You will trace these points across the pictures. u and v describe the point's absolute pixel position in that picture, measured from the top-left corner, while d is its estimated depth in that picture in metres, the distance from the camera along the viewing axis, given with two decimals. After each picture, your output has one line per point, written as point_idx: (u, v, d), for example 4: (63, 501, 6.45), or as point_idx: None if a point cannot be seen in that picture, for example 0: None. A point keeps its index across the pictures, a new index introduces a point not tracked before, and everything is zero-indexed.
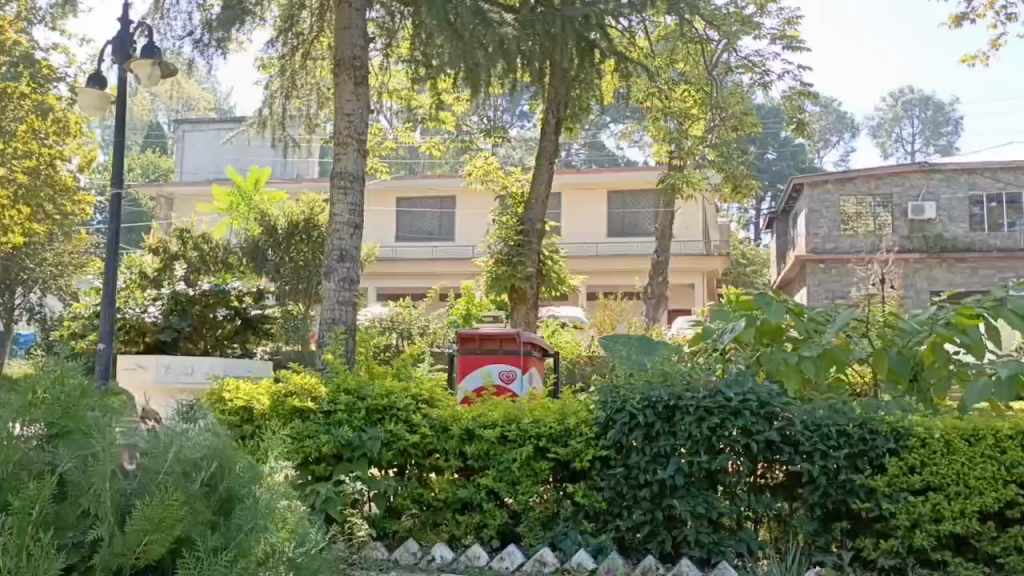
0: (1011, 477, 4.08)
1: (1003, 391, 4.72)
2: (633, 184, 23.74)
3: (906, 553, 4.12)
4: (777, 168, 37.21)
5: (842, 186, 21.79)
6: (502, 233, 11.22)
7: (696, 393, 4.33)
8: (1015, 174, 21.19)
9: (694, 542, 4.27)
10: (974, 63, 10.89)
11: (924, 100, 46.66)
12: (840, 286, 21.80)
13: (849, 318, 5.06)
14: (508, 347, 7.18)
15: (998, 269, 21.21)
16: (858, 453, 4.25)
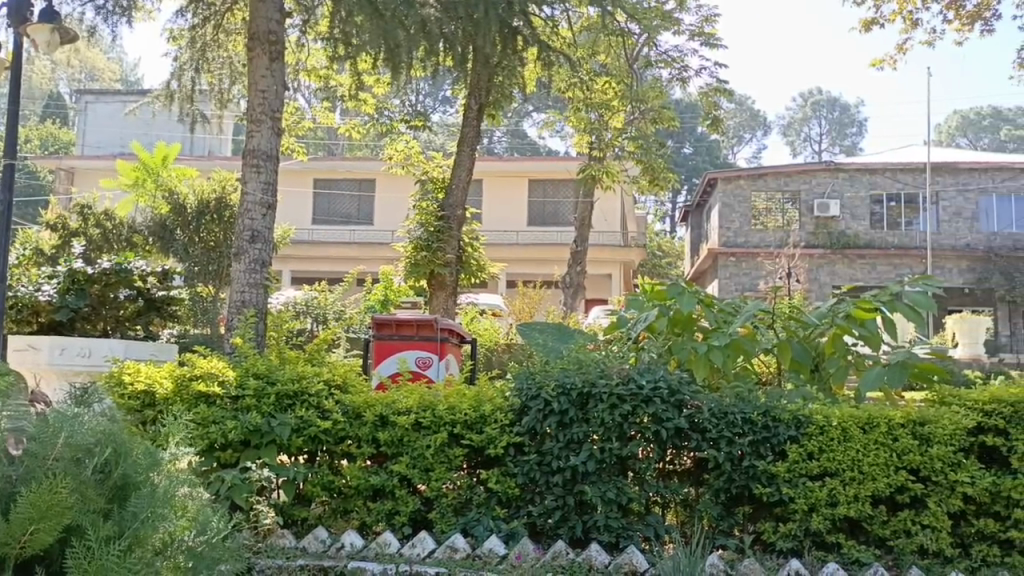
0: (902, 464, 4.27)
1: (896, 379, 4.97)
2: (553, 173, 23.92)
3: (802, 536, 4.30)
4: (693, 163, 38.12)
5: (754, 181, 22.48)
6: (422, 218, 11.08)
7: (609, 381, 4.40)
8: (914, 175, 22.25)
9: (604, 527, 4.36)
10: (882, 66, 11.35)
11: (831, 100, 48.43)
12: (749, 279, 22.47)
13: (755, 310, 5.27)
14: (425, 333, 7.12)
15: (895, 265, 22.22)
16: (760, 440, 4.40)
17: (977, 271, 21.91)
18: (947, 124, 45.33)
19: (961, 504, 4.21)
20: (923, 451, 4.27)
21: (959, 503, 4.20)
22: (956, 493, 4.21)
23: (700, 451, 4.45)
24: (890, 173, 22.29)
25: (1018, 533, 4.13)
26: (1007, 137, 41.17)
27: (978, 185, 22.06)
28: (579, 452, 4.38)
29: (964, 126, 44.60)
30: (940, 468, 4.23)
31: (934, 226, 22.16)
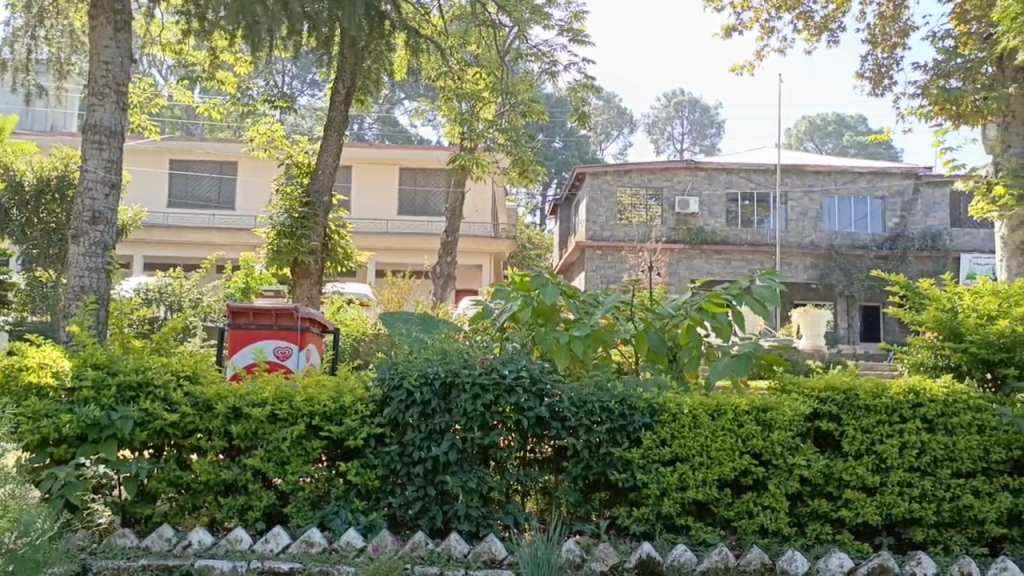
0: (746, 449, 4.50)
1: (742, 369, 5.22)
2: (423, 162, 23.79)
3: (654, 520, 4.47)
4: (563, 157, 38.81)
5: (619, 177, 23.24)
6: (285, 203, 10.75)
7: (472, 371, 4.41)
8: (766, 176, 23.55)
9: (464, 517, 4.39)
10: (742, 72, 11.93)
11: (693, 102, 50.55)
12: (614, 272, 23.15)
13: (615, 302, 5.42)
14: (284, 322, 6.90)
15: (748, 261, 23.47)
16: (617, 428, 4.54)
17: (819, 268, 23.27)
18: (797, 128, 48.09)
19: (798, 486, 4.48)
20: (766, 436, 4.52)
21: (796, 485, 4.47)
22: (794, 476, 4.48)
23: (560, 439, 4.54)
24: (744, 173, 23.52)
25: (848, 512, 4.43)
26: (848, 142, 44.11)
27: (822, 187, 23.53)
28: (441, 442, 4.37)
29: (812, 131, 47.51)
30: (780, 452, 4.49)
31: (783, 224, 23.48)
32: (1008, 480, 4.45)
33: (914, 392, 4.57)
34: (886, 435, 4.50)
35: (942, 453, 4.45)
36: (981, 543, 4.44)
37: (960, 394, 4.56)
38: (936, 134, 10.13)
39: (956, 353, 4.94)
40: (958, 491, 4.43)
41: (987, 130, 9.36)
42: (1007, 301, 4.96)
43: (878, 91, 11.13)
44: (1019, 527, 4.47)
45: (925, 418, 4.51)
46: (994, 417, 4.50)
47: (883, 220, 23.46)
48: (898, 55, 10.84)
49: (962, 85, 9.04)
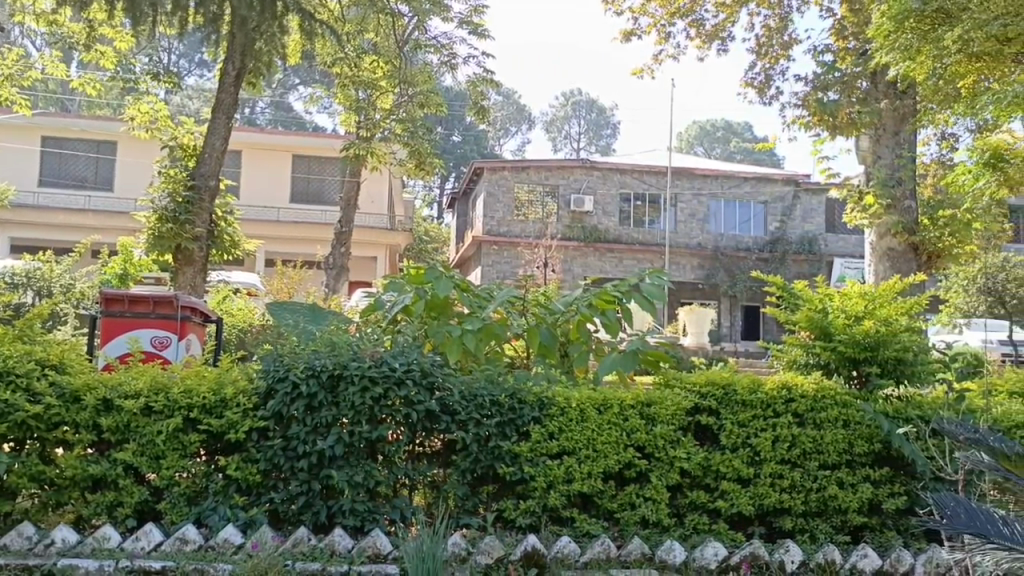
0: (630, 442, 4.62)
1: (628, 365, 5.34)
2: (317, 150, 23.31)
3: (541, 512, 4.53)
4: (461, 151, 38.73)
5: (516, 173, 23.44)
6: (167, 186, 10.21)
7: (361, 363, 4.35)
8: (658, 178, 24.23)
9: (349, 511, 4.31)
10: (642, 75, 12.21)
11: (590, 102, 51.36)
12: (509, 267, 23.39)
13: (507, 297, 5.45)
14: (162, 311, 6.61)
15: (639, 260, 24.08)
16: (507, 421, 4.58)
17: (705, 268, 24.11)
18: (687, 132, 49.63)
19: (678, 479, 4.63)
20: (649, 430, 4.65)
21: (677, 477, 4.62)
22: (674, 468, 4.63)
23: (449, 433, 4.52)
24: (637, 174, 24.14)
25: (724, 502, 4.62)
26: (735, 147, 45.88)
27: (709, 190, 24.41)
28: (327, 436, 4.28)
29: (701, 135, 49.20)
30: (662, 445, 4.63)
31: (672, 225, 24.20)
32: (869, 472, 4.72)
33: (787, 388, 4.80)
34: (761, 429, 4.71)
35: (810, 446, 4.69)
36: (843, 532, 4.71)
37: (829, 390, 4.81)
38: (815, 142, 10.70)
39: (826, 351, 5.22)
40: (825, 482, 4.68)
41: (859, 142, 9.92)
42: (873, 303, 5.26)
43: (763, 99, 11.63)
44: (878, 516, 4.75)
45: (797, 413, 4.74)
46: (859, 412, 4.77)
47: (765, 224, 24.49)
48: (781, 66, 11.37)
49: (839, 98, 9.63)
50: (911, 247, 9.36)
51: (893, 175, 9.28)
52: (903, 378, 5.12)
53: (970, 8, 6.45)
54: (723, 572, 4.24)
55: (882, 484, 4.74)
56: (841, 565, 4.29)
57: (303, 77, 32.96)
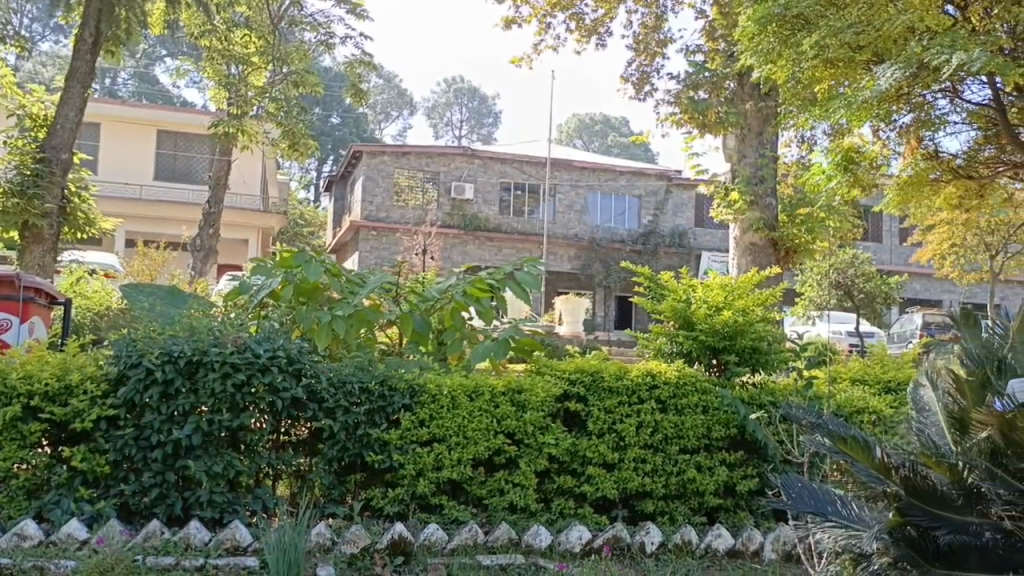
0: (500, 429, 4.65)
1: (501, 352, 5.33)
2: (184, 125, 22.25)
3: (408, 500, 4.50)
4: (339, 134, 37.90)
5: (396, 158, 23.23)
6: (13, 156, 9.47)
7: (223, 349, 4.19)
8: (537, 169, 24.49)
9: (207, 503, 4.15)
10: (520, 65, 12.29)
11: (472, 90, 51.28)
12: (388, 253, 23.15)
13: (379, 283, 5.35)
14: (2, 291, 6.12)
15: (517, 249, 24.25)
16: (376, 409, 4.51)
17: (582, 258, 24.59)
18: (567, 125, 50.43)
19: (546, 464, 4.70)
20: (519, 417, 4.69)
21: (545, 463, 4.69)
22: (542, 454, 4.70)
23: (315, 421, 4.43)
24: (517, 164, 24.33)
25: (589, 487, 4.72)
26: (612, 142, 47.01)
27: (587, 182, 24.87)
28: (184, 425, 4.09)
29: (580, 129, 50.12)
30: (531, 432, 4.69)
31: (550, 215, 24.53)
32: (725, 456, 4.95)
33: (651, 375, 4.96)
34: (626, 414, 4.85)
35: (672, 432, 4.87)
36: (701, 513, 4.91)
37: (690, 377, 5.00)
38: (685, 139, 11.08)
39: (688, 339, 5.43)
40: (684, 465, 4.87)
41: (726, 141, 10.35)
42: (732, 294, 5.54)
43: (639, 96, 11.95)
44: (732, 497, 4.98)
45: (660, 400, 4.91)
46: (717, 399, 4.99)
47: (638, 217, 25.19)
48: (657, 63, 11.69)
49: (708, 97, 10.16)
50: (770, 243, 9.80)
51: (756, 173, 9.74)
52: (758, 367, 5.39)
53: (826, 16, 6.86)
54: (586, 555, 4.33)
55: (737, 467, 4.97)
56: (697, 545, 4.47)
57: (171, 49, 31.29)
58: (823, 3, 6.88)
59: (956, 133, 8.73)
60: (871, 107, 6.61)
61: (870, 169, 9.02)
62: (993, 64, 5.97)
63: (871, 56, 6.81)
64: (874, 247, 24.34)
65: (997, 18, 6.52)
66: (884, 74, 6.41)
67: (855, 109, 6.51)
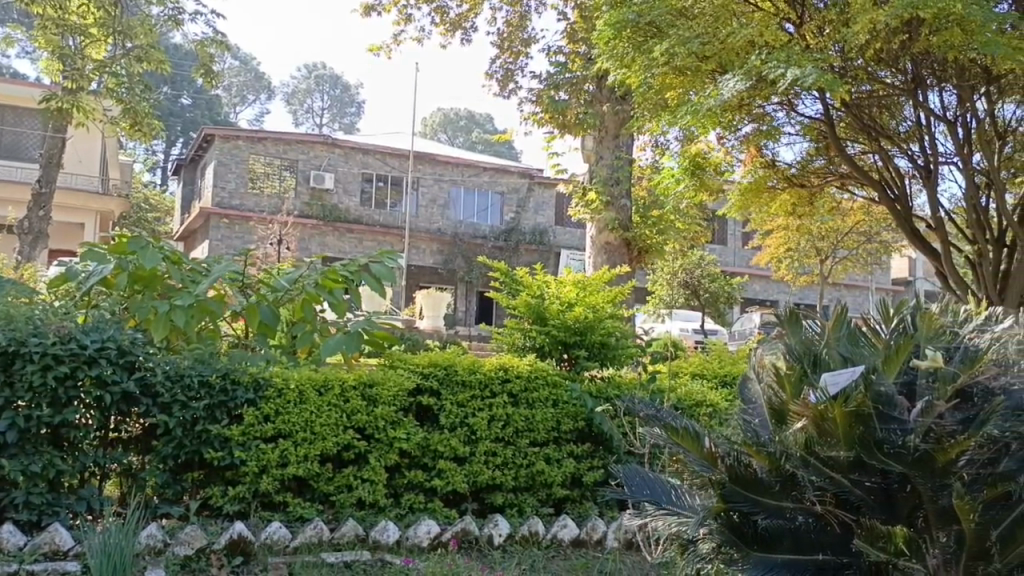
0: (350, 424, 4.55)
1: (352, 345, 5.10)
2: (13, 98, 20.47)
3: (250, 498, 4.34)
4: (191, 115, 36.14)
5: (251, 144, 22.46)
6: None
7: (44, 339, 3.90)
8: (400, 161, 24.26)
9: (23, 505, 3.89)
10: (378, 53, 12.10)
11: (334, 78, 50.13)
12: (240, 242, 22.30)
13: (225, 272, 5.07)
14: None
15: (378, 241, 23.93)
16: (217, 403, 4.31)
17: (444, 253, 24.51)
18: (431, 118, 50.23)
19: (397, 459, 4.64)
20: (370, 411, 4.60)
21: (395, 457, 4.63)
22: (393, 448, 4.63)
23: (149, 416, 4.21)
24: (380, 156, 24.04)
25: (440, 481, 4.70)
26: (476, 137, 47.22)
27: (450, 177, 24.80)
28: None
29: (445, 123, 50.02)
30: (382, 426, 4.61)
31: (413, 209, 24.35)
32: (573, 448, 5.06)
33: (503, 369, 5.01)
34: (478, 408, 4.87)
35: (522, 425, 4.93)
36: (548, 504, 5.00)
37: (541, 371, 5.09)
38: (546, 139, 11.29)
39: (541, 334, 5.54)
40: (533, 458, 4.94)
41: (586, 142, 10.62)
42: (584, 291, 5.65)
43: (504, 93, 12.07)
44: (579, 488, 5.09)
45: (512, 393, 4.96)
46: (566, 393, 5.09)
47: (501, 213, 25.27)
48: (521, 62, 11.84)
49: (568, 98, 10.47)
50: (624, 242, 10.04)
51: (613, 175, 10.03)
52: (606, 362, 5.56)
53: (675, 25, 7.14)
54: (433, 549, 4.32)
55: (584, 459, 5.08)
56: (543, 536, 4.55)
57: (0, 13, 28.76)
58: (672, 13, 7.18)
59: (791, 145, 9.44)
60: (715, 114, 6.94)
61: (714, 174, 9.54)
62: (822, 80, 6.35)
63: (715, 66, 7.16)
64: (719, 250, 25.70)
65: (828, 38, 7.02)
66: (728, 84, 6.74)
67: (699, 117, 6.85)
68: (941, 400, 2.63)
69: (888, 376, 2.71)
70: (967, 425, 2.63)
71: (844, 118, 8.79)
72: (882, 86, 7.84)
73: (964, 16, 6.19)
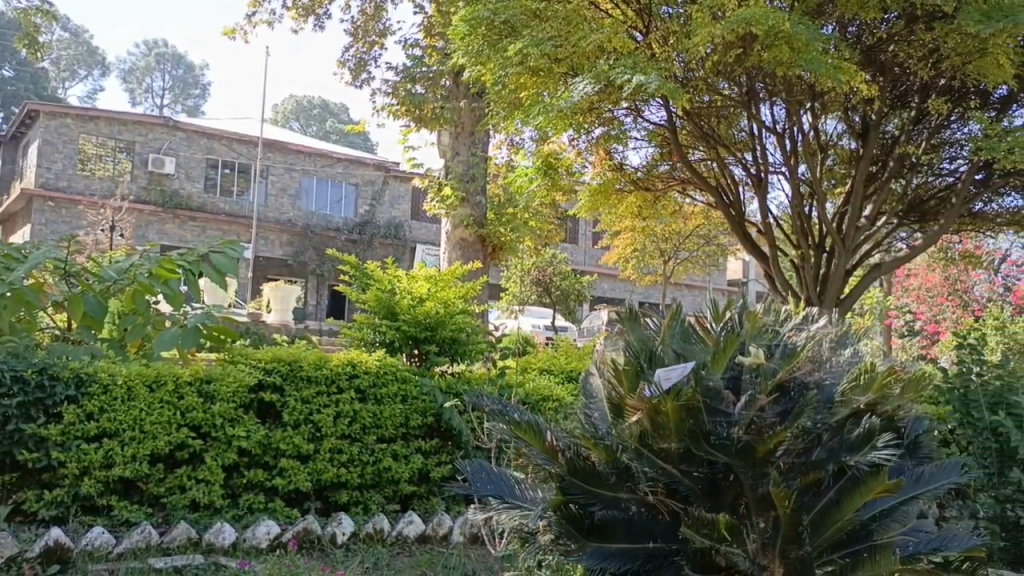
0: (185, 421, 4.33)
1: (188, 340, 4.62)
2: None
3: (69, 503, 4.07)
4: (12, 89, 33.19)
5: (83, 123, 20.96)
6: None
7: None
8: (248, 147, 23.35)
9: None
10: (234, 36, 11.59)
11: (177, 57, 47.45)
12: (68, 227, 20.78)
13: (45, 258, 4.58)
14: None
15: (223, 230, 22.90)
16: (33, 402, 4.03)
17: (294, 245, 23.71)
18: (282, 106, 48.62)
19: (236, 458, 4.44)
20: (207, 408, 4.40)
21: (234, 456, 4.43)
22: (232, 448, 4.43)
23: None
24: (226, 141, 23.00)
25: (281, 480, 4.53)
26: (330, 128, 46.09)
27: (302, 167, 24.10)
28: None
29: (297, 111, 48.55)
30: (220, 424, 4.41)
31: (262, 198, 23.46)
32: (420, 444, 5.01)
33: (351, 364, 4.91)
34: (324, 404, 4.74)
35: (369, 421, 4.83)
36: (394, 501, 4.92)
37: (390, 367, 5.03)
38: (402, 132, 11.18)
39: (390, 329, 5.47)
40: (380, 454, 4.85)
41: (441, 137, 10.60)
42: (435, 285, 5.61)
43: (357, 83, 11.82)
44: (426, 484, 5.04)
45: (359, 389, 4.87)
46: (415, 388, 5.06)
47: (355, 206, 24.62)
48: (375, 53, 11.64)
49: (425, 92, 10.43)
50: (479, 239, 10.11)
51: (468, 171, 10.05)
52: (456, 356, 5.57)
53: (529, 26, 7.26)
54: (273, 550, 4.17)
55: (431, 455, 5.05)
56: (388, 533, 4.49)
57: None
58: (526, 14, 7.29)
59: (637, 150, 9.85)
60: (566, 115, 7.09)
61: (566, 174, 9.82)
62: (664, 87, 6.66)
63: (566, 68, 7.32)
64: (570, 249, 26.41)
65: (672, 48, 7.31)
66: (577, 87, 6.93)
67: (551, 117, 6.99)
68: (762, 394, 2.79)
69: (715, 371, 2.85)
70: (784, 418, 2.82)
71: (685, 126, 9.26)
72: (720, 97, 8.30)
73: (791, 33, 6.62)
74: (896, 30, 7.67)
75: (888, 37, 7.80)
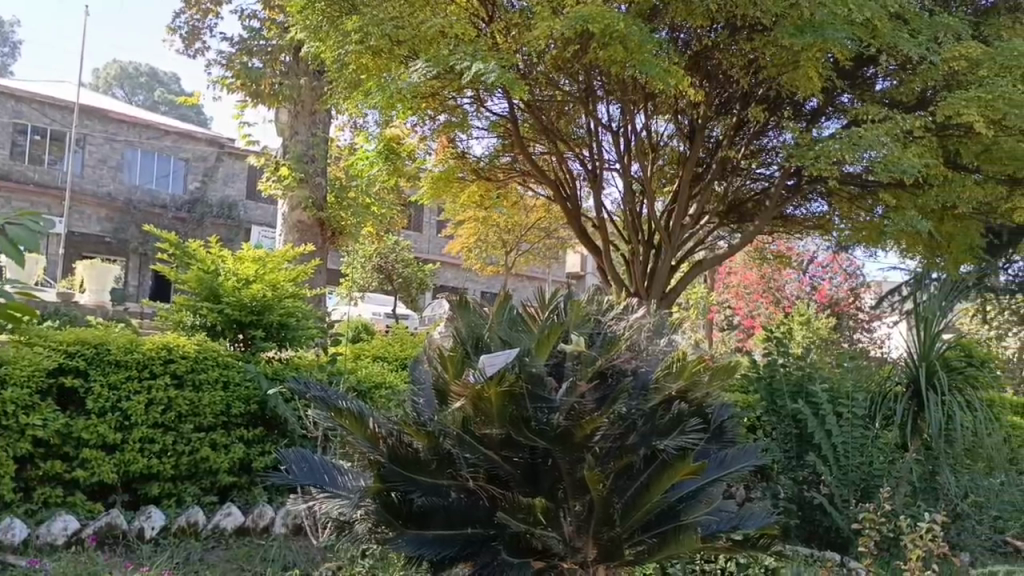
0: None
1: None
2: None
3: None
4: None
5: None
6: None
7: None
8: (63, 113, 21.60)
9: None
10: None
11: None
12: None
13: None
14: None
15: (32, 201, 21.11)
16: None
17: (114, 221, 22.12)
18: (105, 72, 45.25)
19: (30, 448, 4.08)
20: None
21: (28, 446, 4.06)
22: (25, 437, 4.05)
23: None
24: (36, 105, 21.39)
25: (83, 472, 4.22)
26: (159, 97, 43.22)
27: (125, 137, 22.49)
28: None
29: (121, 77, 45.26)
30: (11, 411, 4.02)
31: (78, 168, 21.76)
32: (242, 432, 4.76)
33: (167, 349, 4.60)
34: (134, 391, 4.41)
35: (186, 408, 4.54)
36: (212, 492, 4.68)
37: (210, 352, 4.75)
38: (238, 107, 10.62)
39: (213, 312, 5.19)
40: (197, 444, 4.57)
41: (280, 115, 10.20)
42: (264, 267, 5.40)
43: (189, 52, 11.15)
44: (247, 474, 4.79)
45: (175, 374, 4.56)
46: (238, 374, 4.80)
47: (185, 181, 23.30)
48: (210, 21, 11.02)
49: (263, 66, 10.02)
50: (317, 222, 9.61)
51: (307, 152, 9.56)
52: (285, 341, 5.36)
53: (370, 6, 7.16)
54: (69, 547, 3.87)
55: (254, 444, 4.81)
56: (202, 526, 4.26)
57: None
58: None
59: (479, 140, 9.91)
60: (405, 97, 6.98)
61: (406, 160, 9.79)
62: (503, 77, 6.71)
63: (407, 52, 7.22)
64: (414, 236, 26.33)
65: (514, 40, 7.42)
66: (417, 69, 6.84)
67: (390, 98, 6.88)
68: (582, 380, 2.86)
69: (539, 357, 2.87)
70: (601, 403, 2.90)
71: (527, 120, 9.43)
72: (561, 93, 8.50)
73: (626, 35, 6.85)
74: (720, 39, 8.08)
75: (713, 45, 8.21)
